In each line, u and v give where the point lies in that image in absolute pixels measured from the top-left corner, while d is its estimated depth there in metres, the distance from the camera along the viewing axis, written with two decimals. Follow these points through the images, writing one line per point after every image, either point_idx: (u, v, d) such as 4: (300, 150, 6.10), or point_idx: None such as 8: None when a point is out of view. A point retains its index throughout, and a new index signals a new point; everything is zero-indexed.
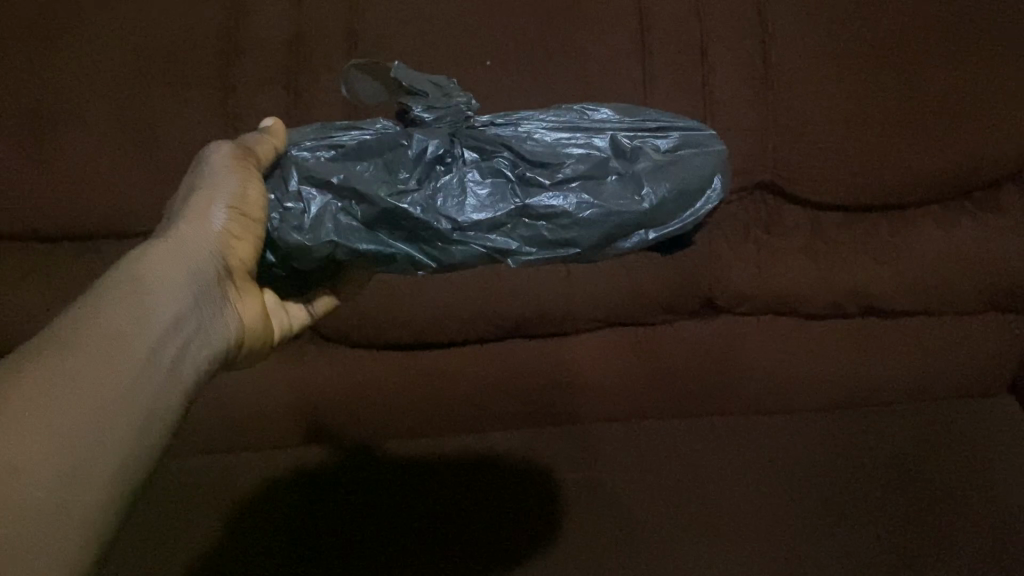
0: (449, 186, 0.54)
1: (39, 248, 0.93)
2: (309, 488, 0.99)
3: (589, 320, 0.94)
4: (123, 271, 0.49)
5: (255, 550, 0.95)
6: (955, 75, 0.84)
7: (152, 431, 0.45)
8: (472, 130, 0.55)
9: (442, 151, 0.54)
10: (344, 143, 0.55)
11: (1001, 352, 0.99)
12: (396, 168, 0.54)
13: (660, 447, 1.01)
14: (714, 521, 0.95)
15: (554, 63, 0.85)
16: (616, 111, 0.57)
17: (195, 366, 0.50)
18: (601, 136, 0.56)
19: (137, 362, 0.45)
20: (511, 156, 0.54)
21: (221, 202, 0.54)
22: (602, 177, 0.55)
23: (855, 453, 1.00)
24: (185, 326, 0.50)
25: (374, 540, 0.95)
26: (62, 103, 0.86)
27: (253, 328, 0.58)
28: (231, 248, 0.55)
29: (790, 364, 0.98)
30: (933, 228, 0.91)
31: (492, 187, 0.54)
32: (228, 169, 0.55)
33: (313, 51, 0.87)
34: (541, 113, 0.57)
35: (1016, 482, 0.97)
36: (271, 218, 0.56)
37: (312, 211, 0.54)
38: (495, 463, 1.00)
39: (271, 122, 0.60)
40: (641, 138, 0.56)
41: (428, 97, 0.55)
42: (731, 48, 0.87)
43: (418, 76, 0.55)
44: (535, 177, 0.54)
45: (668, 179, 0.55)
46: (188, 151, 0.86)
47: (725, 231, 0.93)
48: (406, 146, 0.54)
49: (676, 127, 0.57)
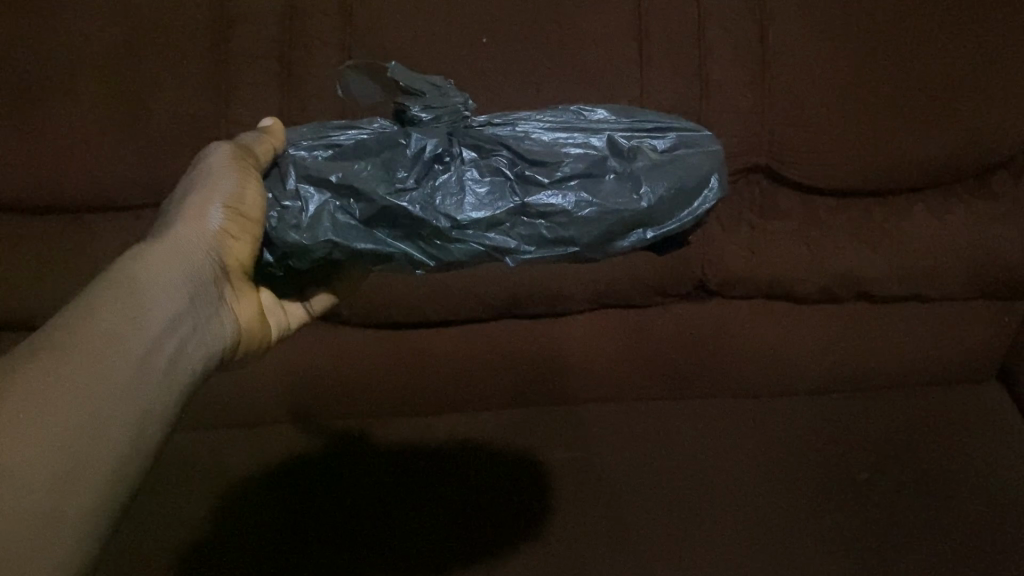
0: (448, 184, 0.53)
1: (28, 221, 0.92)
2: (300, 461, 1.00)
3: (581, 303, 0.94)
4: (117, 271, 0.49)
5: (251, 514, 0.96)
6: (954, 59, 0.83)
7: (146, 432, 0.45)
8: (470, 129, 0.55)
9: (440, 152, 0.54)
10: (342, 142, 0.55)
11: (985, 336, 1.01)
12: (395, 166, 0.54)
13: (648, 428, 1.03)
14: (702, 499, 0.96)
15: (550, 42, 0.84)
16: (614, 112, 0.57)
17: (190, 365, 0.51)
18: (599, 136, 0.55)
19: (134, 362, 0.45)
20: (509, 156, 0.54)
21: (218, 201, 0.54)
22: (600, 175, 0.54)
23: (839, 435, 1.01)
24: (180, 327, 0.50)
25: (373, 495, 0.97)
26: (49, 73, 0.84)
27: (247, 328, 0.58)
28: (227, 248, 0.55)
29: (778, 345, 1.00)
30: (925, 214, 0.91)
31: (492, 185, 0.54)
32: (227, 168, 0.54)
33: (307, 26, 0.86)
34: (539, 113, 0.57)
35: (998, 464, 0.98)
36: (268, 216, 0.56)
37: (308, 209, 0.54)
38: (484, 441, 1.02)
39: (269, 121, 0.60)
40: (638, 139, 0.56)
41: (425, 96, 0.55)
42: (729, 29, 0.86)
43: (416, 75, 0.56)
44: (534, 176, 0.54)
45: (666, 178, 0.54)
46: (179, 126, 0.85)
47: (719, 215, 0.93)
48: (404, 145, 0.54)
49: (672, 128, 0.57)
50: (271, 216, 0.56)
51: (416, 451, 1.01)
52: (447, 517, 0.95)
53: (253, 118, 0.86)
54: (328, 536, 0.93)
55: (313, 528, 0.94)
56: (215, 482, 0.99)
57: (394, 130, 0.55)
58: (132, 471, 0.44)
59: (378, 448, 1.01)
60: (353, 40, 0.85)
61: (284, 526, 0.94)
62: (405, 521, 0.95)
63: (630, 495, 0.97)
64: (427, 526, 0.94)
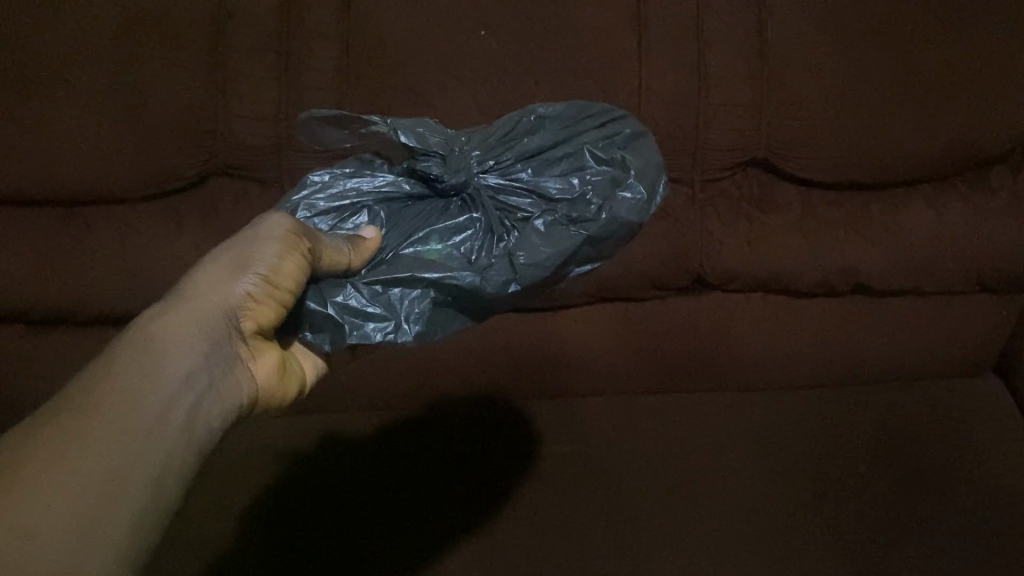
0: (516, 251, 0.64)
1: (26, 212, 0.92)
2: (304, 454, 1.01)
3: (578, 295, 0.95)
4: (141, 329, 0.54)
5: (264, 511, 0.95)
6: (952, 54, 0.83)
7: (164, 478, 0.49)
8: (508, 205, 0.67)
9: (492, 224, 0.66)
10: (415, 246, 0.67)
11: (982, 330, 1.01)
12: (470, 249, 0.66)
13: (647, 421, 1.03)
14: (699, 493, 0.96)
15: (548, 34, 0.84)
16: (589, 135, 0.72)
17: (208, 421, 0.54)
18: (591, 160, 0.70)
19: (150, 417, 0.50)
20: (534, 204, 0.68)
21: (252, 270, 0.58)
22: (616, 189, 0.68)
23: (837, 428, 1.01)
24: (197, 382, 0.54)
25: (378, 492, 0.96)
26: (44, 64, 0.83)
27: (269, 385, 0.62)
28: (250, 312, 0.59)
29: (776, 337, 1.00)
30: (924, 208, 0.91)
31: (551, 234, 0.65)
32: (267, 241, 0.59)
33: (305, 18, 0.86)
34: (535, 160, 0.70)
35: (995, 459, 0.98)
36: (365, 325, 0.63)
37: (409, 305, 0.64)
38: (479, 432, 1.01)
39: (367, 236, 0.66)
40: (607, 142, 0.71)
41: (449, 161, 0.68)
42: (728, 22, 0.86)
43: (425, 133, 0.68)
44: (578, 216, 0.66)
45: (655, 173, 0.70)
46: (178, 118, 0.86)
47: (717, 207, 0.93)
48: (462, 222, 0.67)
49: (616, 116, 0.73)
50: (370, 325, 0.63)
51: (415, 440, 1.01)
52: (450, 510, 0.95)
53: (251, 112, 0.87)
54: (335, 532, 0.93)
55: (321, 525, 0.94)
56: (215, 476, 0.99)
57: (455, 220, 0.67)
58: (137, 534, 0.47)
59: (378, 441, 1.01)
60: (351, 32, 0.85)
61: (293, 524, 0.94)
62: (410, 514, 0.94)
63: (627, 490, 0.97)
64: (432, 520, 0.94)
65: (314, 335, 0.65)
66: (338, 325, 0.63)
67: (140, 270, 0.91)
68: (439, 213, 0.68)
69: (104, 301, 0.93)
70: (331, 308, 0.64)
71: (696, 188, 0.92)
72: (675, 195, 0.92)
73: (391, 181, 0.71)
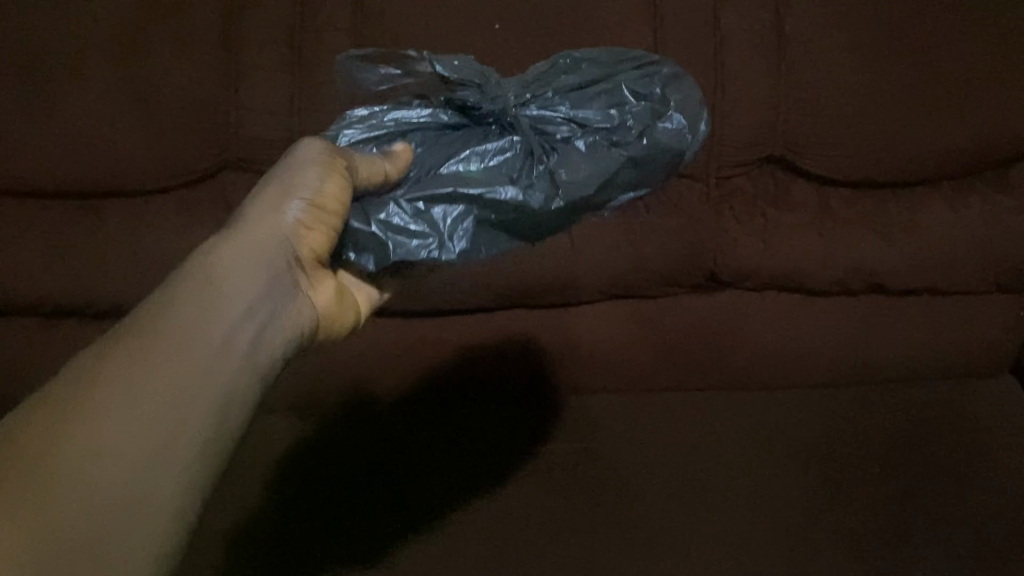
0: (557, 169, 0.60)
1: (37, 204, 0.92)
2: (334, 436, 1.01)
3: (592, 291, 0.94)
4: (198, 263, 0.54)
5: (299, 491, 0.95)
6: (971, 49, 0.82)
7: (227, 415, 0.49)
8: (546, 134, 0.62)
9: (532, 147, 0.60)
10: (450, 173, 0.61)
11: (999, 330, 1.00)
12: (508, 171, 0.60)
13: (659, 418, 1.02)
14: (710, 491, 0.95)
15: (562, 28, 0.83)
16: (631, 67, 0.65)
17: (267, 355, 0.54)
18: (630, 90, 0.63)
19: (207, 354, 0.49)
20: (572, 130, 0.62)
21: (297, 196, 0.57)
22: (657, 120, 0.62)
23: (851, 427, 1.00)
24: (255, 314, 0.54)
25: (410, 475, 0.96)
26: (55, 54, 0.82)
27: (328, 312, 0.62)
28: (302, 238, 0.58)
29: (790, 335, 0.99)
30: (943, 205, 0.90)
31: (593, 156, 0.60)
32: (308, 164, 0.58)
33: (319, 11, 0.85)
34: (571, 91, 0.64)
35: (1012, 460, 0.97)
36: (409, 242, 0.59)
37: (453, 223, 0.59)
38: (500, 424, 1.01)
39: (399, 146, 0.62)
40: (647, 76, 0.64)
41: (481, 86, 0.62)
42: (745, 17, 0.85)
43: (461, 66, 0.63)
44: (618, 140, 0.61)
45: (700, 105, 0.64)
46: (189, 109, 0.85)
47: (733, 203, 0.91)
48: (501, 144, 0.61)
49: (653, 58, 0.67)
50: (413, 244, 0.59)
51: (440, 429, 1.01)
52: (479, 490, 0.95)
53: (263, 104, 0.86)
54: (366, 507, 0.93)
55: (350, 500, 0.93)
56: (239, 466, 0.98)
57: (495, 143, 0.62)
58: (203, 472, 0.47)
59: (405, 427, 1.02)
60: (365, 24, 0.84)
61: (325, 498, 0.94)
62: (439, 495, 0.94)
63: (638, 486, 0.96)
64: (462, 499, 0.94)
65: (356, 255, 0.62)
66: (381, 244, 0.60)
67: (152, 263, 0.91)
68: (478, 139, 0.62)
69: (114, 295, 0.93)
70: (375, 226, 0.60)
71: (710, 185, 0.91)
72: (690, 192, 0.91)
73: (427, 113, 0.64)
